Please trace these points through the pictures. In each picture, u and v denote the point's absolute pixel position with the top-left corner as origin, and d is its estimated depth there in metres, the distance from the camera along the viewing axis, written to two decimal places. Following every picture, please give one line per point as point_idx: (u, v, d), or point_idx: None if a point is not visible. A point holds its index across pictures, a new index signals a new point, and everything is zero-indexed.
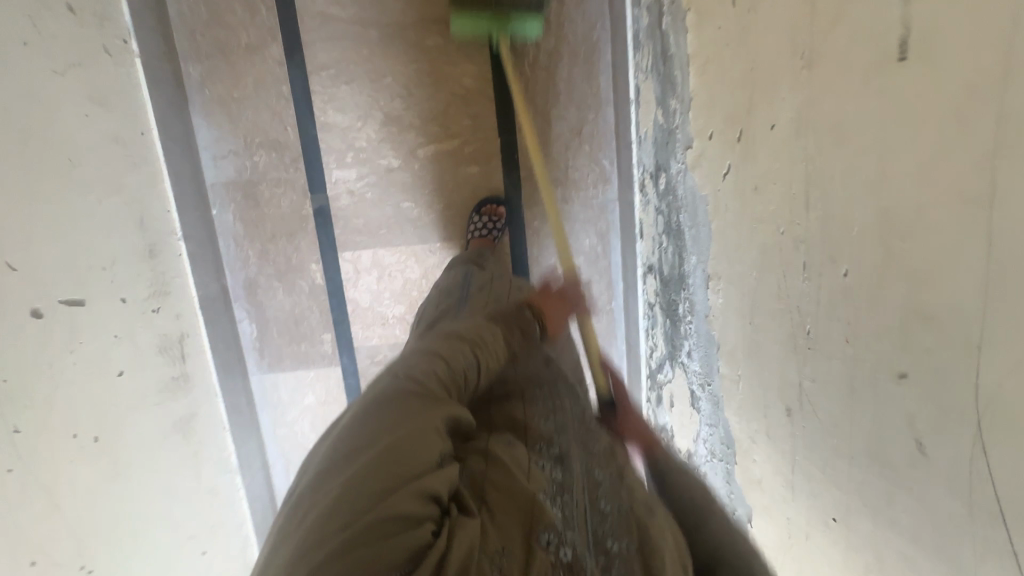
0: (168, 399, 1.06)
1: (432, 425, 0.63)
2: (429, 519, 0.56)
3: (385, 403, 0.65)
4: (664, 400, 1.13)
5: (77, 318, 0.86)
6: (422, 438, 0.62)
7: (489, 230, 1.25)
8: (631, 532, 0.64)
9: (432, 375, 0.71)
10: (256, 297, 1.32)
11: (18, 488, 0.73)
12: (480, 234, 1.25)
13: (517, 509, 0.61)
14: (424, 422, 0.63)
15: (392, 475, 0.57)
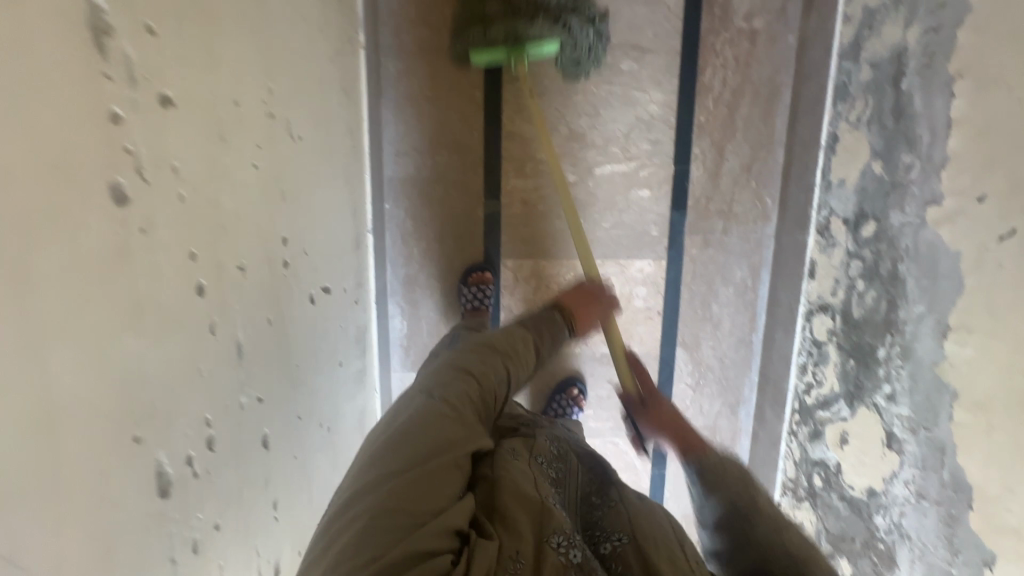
0: (356, 391, 1.05)
1: (456, 461, 0.63)
2: (450, 549, 0.57)
3: (420, 429, 0.64)
4: (826, 436, 1.17)
5: (327, 305, 0.86)
6: (440, 478, 0.61)
7: (479, 300, 1.28)
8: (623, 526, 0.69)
9: (465, 400, 0.69)
10: (411, 294, 1.32)
11: (297, 475, 0.72)
12: (472, 305, 1.27)
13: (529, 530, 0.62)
14: (440, 450, 0.63)
15: (412, 501, 0.58)
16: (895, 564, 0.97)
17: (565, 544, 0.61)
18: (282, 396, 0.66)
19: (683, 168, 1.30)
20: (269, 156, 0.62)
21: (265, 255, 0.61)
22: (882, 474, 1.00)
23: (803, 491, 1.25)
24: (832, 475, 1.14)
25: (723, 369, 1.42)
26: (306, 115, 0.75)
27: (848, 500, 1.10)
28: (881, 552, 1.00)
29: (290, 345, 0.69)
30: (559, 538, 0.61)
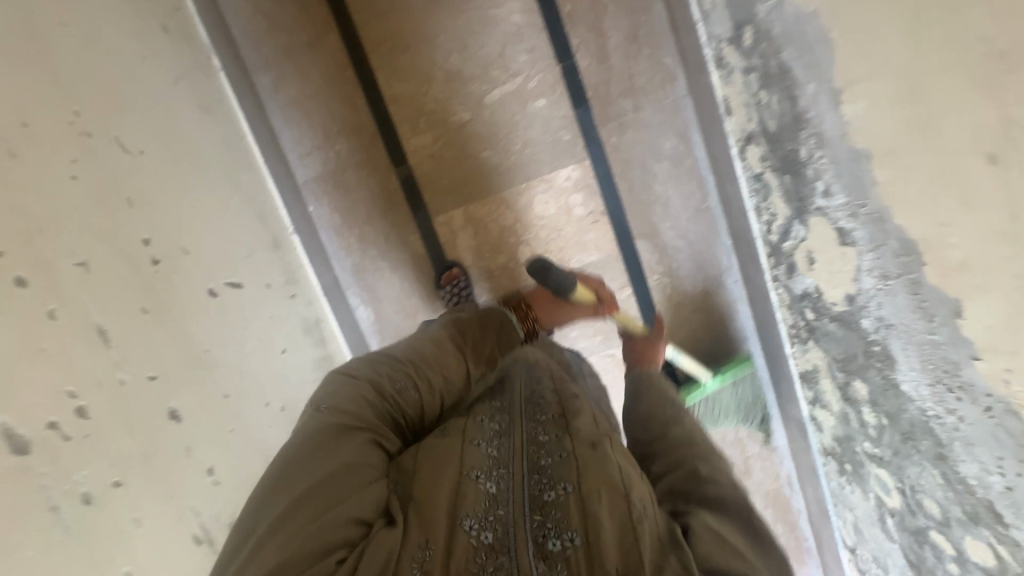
0: (323, 376, 1.11)
1: (346, 461, 0.66)
2: (338, 547, 0.59)
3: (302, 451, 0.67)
4: (799, 265, 1.09)
5: (241, 298, 0.92)
6: (340, 478, 0.65)
7: (459, 295, 1.32)
8: (570, 476, 0.65)
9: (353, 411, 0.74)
10: (366, 281, 1.36)
11: (241, 447, 0.78)
12: (454, 302, 1.32)
13: (444, 519, 0.61)
14: (341, 482, 0.64)
15: (308, 507, 0.61)
16: (893, 359, 0.89)
17: (477, 525, 0.61)
18: (186, 376, 0.72)
19: (569, 64, 1.27)
20: (92, 169, 0.68)
21: (119, 254, 0.67)
22: (850, 274, 0.93)
23: (804, 330, 1.17)
24: (816, 301, 1.07)
25: (691, 246, 1.36)
26: (145, 132, 0.82)
27: (837, 319, 1.02)
28: (879, 355, 0.92)
29: (189, 334, 0.75)
30: (472, 520, 0.61)
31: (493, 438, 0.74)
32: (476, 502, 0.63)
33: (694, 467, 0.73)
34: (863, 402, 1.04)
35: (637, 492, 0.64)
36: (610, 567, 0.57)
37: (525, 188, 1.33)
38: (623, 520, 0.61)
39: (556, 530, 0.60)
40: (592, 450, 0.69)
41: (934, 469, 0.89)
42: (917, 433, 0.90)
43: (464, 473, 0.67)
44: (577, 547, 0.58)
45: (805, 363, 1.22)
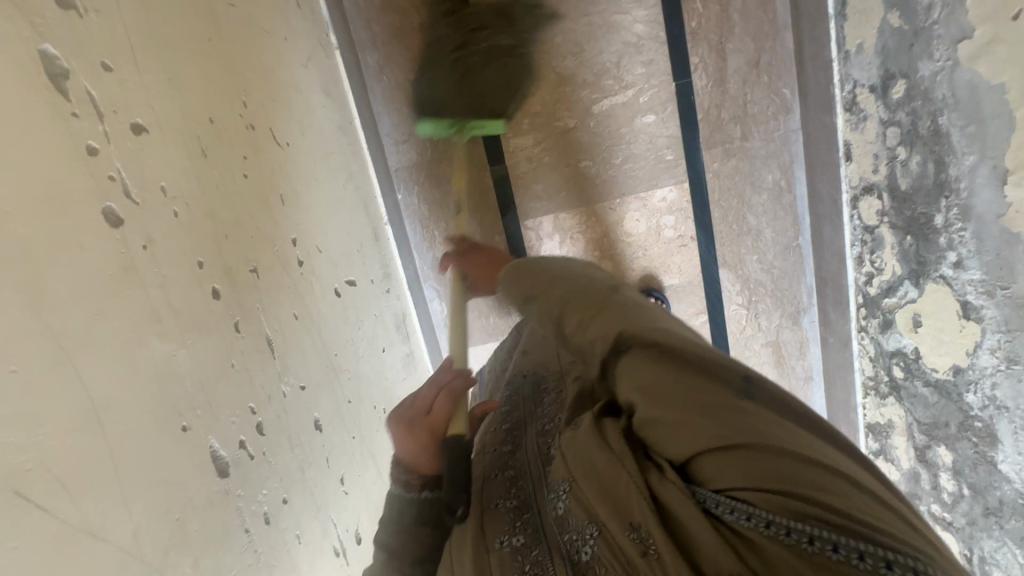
0: (408, 373, 1.11)
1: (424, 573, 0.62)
2: None
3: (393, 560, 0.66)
4: (897, 324, 1.09)
5: (356, 297, 0.91)
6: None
7: None
8: (581, 512, 0.54)
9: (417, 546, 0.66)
10: (444, 276, 1.35)
11: (362, 453, 0.78)
12: None
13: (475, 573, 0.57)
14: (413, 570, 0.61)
15: None
16: (997, 438, 0.89)
17: None
18: (324, 381, 0.71)
19: (684, 83, 1.23)
20: (259, 165, 0.66)
21: (277, 258, 0.66)
22: (965, 347, 0.92)
23: (884, 385, 1.18)
24: (912, 362, 1.07)
25: (775, 282, 1.35)
26: (289, 121, 0.79)
27: (933, 384, 1.02)
28: (980, 430, 0.93)
29: (324, 336, 0.74)
30: None
31: (509, 488, 0.67)
32: (506, 571, 0.57)
33: (614, 322, 0.54)
34: (942, 467, 1.05)
35: (617, 430, 0.54)
36: (621, 530, 0.48)
37: (618, 203, 1.31)
38: (611, 468, 0.52)
39: (577, 537, 0.53)
40: (574, 434, 0.59)
41: (1017, 548, 0.90)
42: (1005, 511, 0.91)
43: (488, 544, 0.60)
44: (597, 541, 0.51)
45: (878, 415, 1.23)
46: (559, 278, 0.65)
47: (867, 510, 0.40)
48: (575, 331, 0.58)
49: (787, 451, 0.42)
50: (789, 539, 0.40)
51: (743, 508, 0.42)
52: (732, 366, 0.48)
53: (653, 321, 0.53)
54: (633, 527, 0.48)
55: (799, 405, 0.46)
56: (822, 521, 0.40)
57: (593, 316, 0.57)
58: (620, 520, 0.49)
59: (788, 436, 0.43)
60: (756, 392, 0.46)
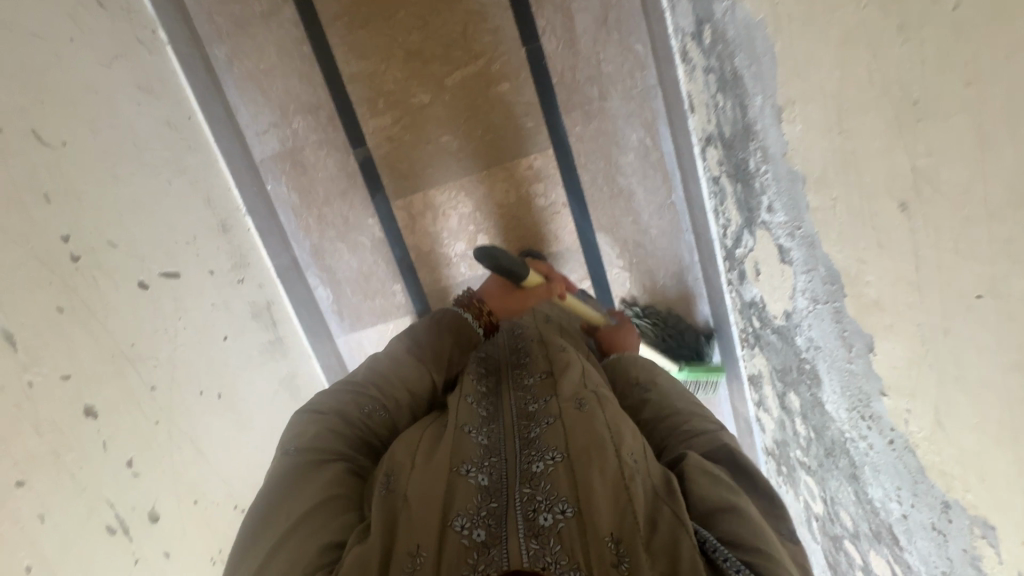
0: (271, 359, 1.14)
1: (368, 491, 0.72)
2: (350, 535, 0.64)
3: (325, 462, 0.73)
4: (748, 274, 1.08)
5: (178, 289, 0.93)
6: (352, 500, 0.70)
7: None
8: (567, 491, 0.62)
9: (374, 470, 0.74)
10: (325, 262, 1.37)
11: (168, 437, 0.81)
12: None
13: (439, 492, 0.64)
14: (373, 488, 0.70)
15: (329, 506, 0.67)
16: (820, 379, 0.89)
17: (469, 524, 0.61)
18: (104, 370, 0.73)
19: (534, 48, 1.22)
20: (5, 166, 0.68)
21: (31, 256, 0.68)
22: (788, 290, 0.92)
23: (751, 336, 1.17)
24: (762, 311, 1.06)
25: (653, 242, 1.35)
26: (70, 121, 0.81)
27: (777, 331, 1.02)
28: (809, 373, 0.93)
29: (109, 327, 0.76)
30: (463, 520, 0.61)
31: (485, 429, 0.76)
32: (467, 499, 0.64)
33: (715, 441, 0.75)
34: (796, 412, 1.05)
35: (629, 451, 0.68)
36: (604, 536, 0.58)
37: (485, 176, 1.31)
38: (614, 475, 0.64)
39: (548, 499, 0.61)
40: (581, 418, 0.73)
41: (848, 485, 0.91)
42: (836, 450, 0.92)
43: (456, 469, 0.67)
44: (569, 519, 0.59)
45: (753, 366, 1.23)
46: (669, 395, 0.89)
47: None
48: (680, 439, 0.79)
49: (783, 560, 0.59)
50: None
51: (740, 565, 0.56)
52: (790, 510, 0.69)
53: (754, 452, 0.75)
54: (613, 540, 0.58)
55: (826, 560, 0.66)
56: None
57: (687, 421, 0.82)
58: (610, 521, 0.59)
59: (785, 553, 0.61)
60: (798, 534, 0.67)
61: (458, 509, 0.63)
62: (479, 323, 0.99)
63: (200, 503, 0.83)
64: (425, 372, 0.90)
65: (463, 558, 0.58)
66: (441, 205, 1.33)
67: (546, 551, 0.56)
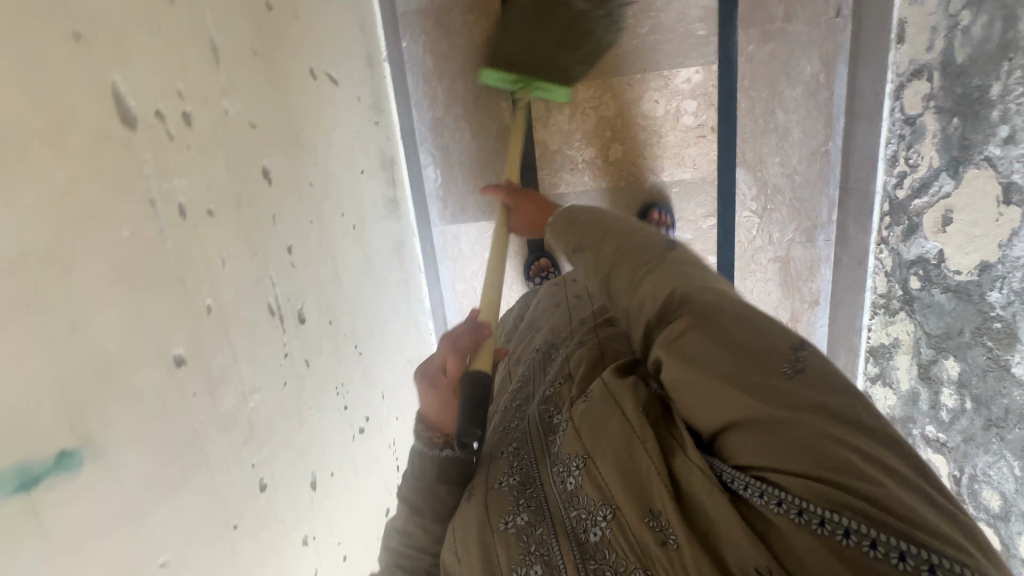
0: (389, 217, 1.04)
1: None
2: None
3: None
4: (922, 228, 1.00)
5: (335, 97, 0.82)
6: None
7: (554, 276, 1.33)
8: (595, 494, 0.55)
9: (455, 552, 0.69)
10: (442, 140, 1.27)
11: (317, 242, 0.71)
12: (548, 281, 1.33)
13: (484, 555, 0.59)
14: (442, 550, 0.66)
15: None
16: (1017, 338, 0.81)
17: (524, 573, 0.56)
18: (280, 141, 0.64)
19: None
20: None
21: None
22: (998, 240, 0.83)
23: (896, 301, 1.09)
24: (934, 268, 0.98)
25: (795, 190, 1.25)
26: None
27: (953, 290, 0.93)
28: (999, 332, 0.84)
29: (289, 101, 0.67)
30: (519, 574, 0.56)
31: (513, 456, 0.68)
32: (511, 551, 0.58)
33: (661, 294, 0.56)
34: (946, 383, 0.97)
35: (632, 411, 0.56)
36: (641, 518, 0.51)
37: (638, 79, 1.21)
38: (627, 450, 0.54)
39: (588, 517, 0.55)
40: (584, 407, 0.61)
41: (1015, 459, 0.84)
42: (1010, 420, 0.84)
43: (491, 521, 0.61)
44: (610, 524, 0.53)
45: (883, 336, 1.15)
46: (615, 234, 0.69)
47: (886, 493, 0.41)
48: (626, 292, 0.62)
49: (811, 449, 0.43)
50: (778, 509, 0.44)
51: (770, 493, 0.44)
52: (778, 337, 0.48)
53: (716, 287, 0.55)
54: (651, 515, 0.50)
55: (837, 377, 0.46)
56: (855, 511, 0.42)
57: (641, 277, 0.61)
58: (639, 509, 0.51)
59: (824, 426, 0.44)
60: (801, 363, 0.47)
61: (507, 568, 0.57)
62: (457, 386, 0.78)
63: (333, 326, 0.74)
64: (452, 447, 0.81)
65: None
66: (582, 102, 1.23)
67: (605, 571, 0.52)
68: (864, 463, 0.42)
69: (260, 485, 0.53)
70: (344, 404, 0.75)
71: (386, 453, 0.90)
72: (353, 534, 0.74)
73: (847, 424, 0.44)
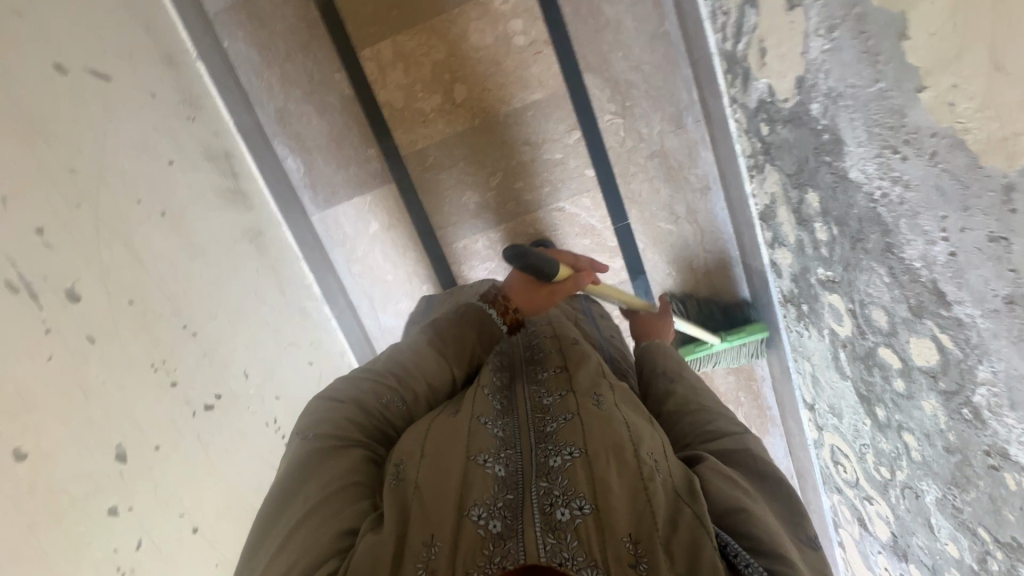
0: (230, 207, 1.04)
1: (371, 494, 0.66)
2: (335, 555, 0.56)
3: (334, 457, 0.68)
4: (751, 70, 0.96)
5: (108, 92, 0.82)
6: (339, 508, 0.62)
7: None
8: (585, 487, 0.59)
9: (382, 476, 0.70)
10: (292, 128, 1.27)
11: (92, 225, 0.71)
12: None
13: (456, 483, 0.61)
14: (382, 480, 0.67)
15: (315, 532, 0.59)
16: (843, 142, 0.77)
17: (485, 513, 0.58)
18: (7, 129, 0.63)
19: None
20: None
21: None
22: (799, 49, 0.80)
23: (761, 155, 1.05)
24: (769, 106, 0.94)
25: (647, 80, 1.22)
26: None
27: (788, 120, 0.90)
28: (828, 144, 0.81)
29: (11, 85, 0.66)
30: (479, 509, 0.58)
31: (499, 420, 0.73)
32: (484, 491, 0.60)
33: (732, 434, 0.73)
34: (815, 218, 0.93)
35: (649, 448, 0.64)
36: (622, 535, 0.55)
37: (458, 14, 1.19)
38: (632, 469, 0.61)
39: (566, 496, 0.58)
40: (602, 419, 0.67)
41: (881, 268, 0.79)
42: (864, 229, 0.80)
43: (470, 458, 0.64)
44: (586, 515, 0.56)
45: (764, 197, 1.11)
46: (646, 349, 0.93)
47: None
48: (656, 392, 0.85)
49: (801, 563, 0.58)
50: None
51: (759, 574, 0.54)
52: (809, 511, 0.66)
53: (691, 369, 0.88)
54: (630, 538, 0.55)
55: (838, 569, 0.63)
56: None
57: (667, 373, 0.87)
58: (629, 526, 0.56)
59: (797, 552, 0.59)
60: (813, 539, 0.64)
61: (474, 500, 0.59)
62: (503, 320, 0.89)
63: (137, 307, 0.73)
64: (443, 365, 0.83)
65: (479, 549, 0.54)
66: (412, 52, 1.22)
67: (563, 547, 0.53)
68: None
69: (12, 455, 0.52)
70: (171, 381, 0.74)
71: (261, 431, 0.90)
72: (207, 509, 0.72)
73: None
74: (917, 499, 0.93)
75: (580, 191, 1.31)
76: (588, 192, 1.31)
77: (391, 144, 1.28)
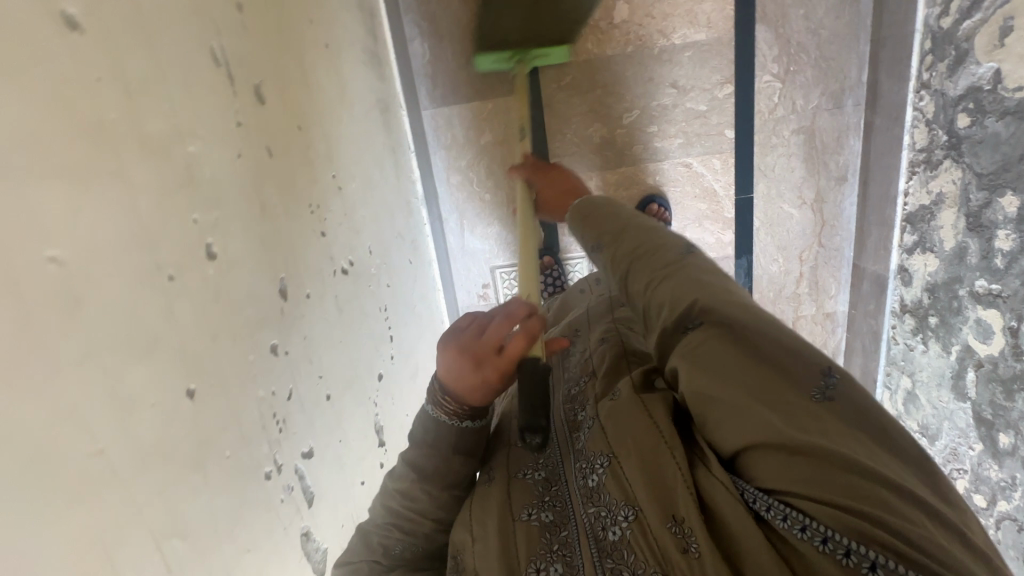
0: (370, 68, 0.93)
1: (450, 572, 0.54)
2: None
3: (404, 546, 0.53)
4: (973, 53, 0.89)
5: None
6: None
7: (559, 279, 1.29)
8: (620, 496, 0.46)
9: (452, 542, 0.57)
10: (428, 8, 1.15)
11: (275, 26, 0.60)
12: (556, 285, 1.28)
13: (495, 546, 0.49)
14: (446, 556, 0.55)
15: None
16: None
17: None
18: None
19: None
20: None
21: None
22: None
23: (940, 150, 0.99)
24: (986, 95, 0.87)
25: (820, 47, 1.13)
26: None
27: (1009, 112, 0.83)
28: None
29: None
30: (536, 573, 0.47)
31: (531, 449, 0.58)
32: (529, 548, 0.49)
33: (667, 288, 0.49)
34: (1002, 224, 0.87)
35: (657, 415, 0.49)
36: (660, 522, 0.43)
37: None
38: (660, 457, 0.46)
39: (608, 515, 0.47)
40: (613, 402, 0.53)
41: None
42: None
43: (512, 514, 0.51)
44: (634, 526, 0.44)
45: (922, 197, 1.05)
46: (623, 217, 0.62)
47: (925, 531, 0.36)
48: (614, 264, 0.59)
49: (840, 474, 0.38)
50: (814, 544, 0.37)
51: (806, 525, 0.37)
52: (808, 351, 0.42)
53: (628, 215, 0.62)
54: (674, 520, 0.43)
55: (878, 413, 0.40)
56: (895, 552, 0.36)
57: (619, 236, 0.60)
58: (664, 515, 0.43)
59: (869, 457, 0.38)
60: (830, 391, 0.41)
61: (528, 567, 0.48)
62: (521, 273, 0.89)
63: (303, 136, 0.63)
64: None
65: None
66: None
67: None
68: (914, 507, 0.37)
69: (205, 251, 0.43)
70: (322, 230, 0.65)
71: (376, 314, 0.81)
72: (337, 377, 0.64)
73: (880, 452, 0.39)
74: (1020, 532, 0.90)
75: (712, 151, 1.22)
76: (720, 153, 1.23)
77: (532, 52, 1.17)
